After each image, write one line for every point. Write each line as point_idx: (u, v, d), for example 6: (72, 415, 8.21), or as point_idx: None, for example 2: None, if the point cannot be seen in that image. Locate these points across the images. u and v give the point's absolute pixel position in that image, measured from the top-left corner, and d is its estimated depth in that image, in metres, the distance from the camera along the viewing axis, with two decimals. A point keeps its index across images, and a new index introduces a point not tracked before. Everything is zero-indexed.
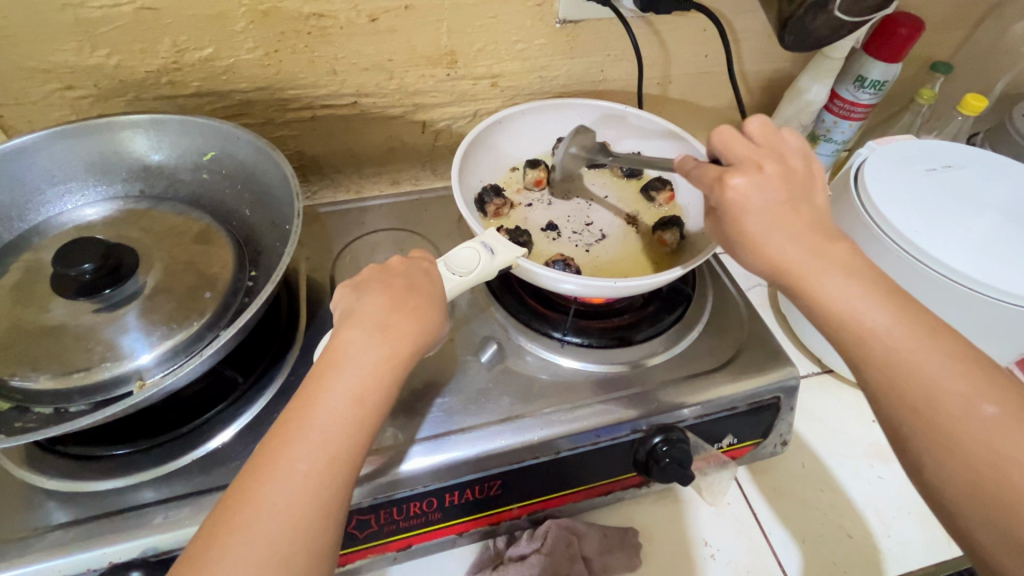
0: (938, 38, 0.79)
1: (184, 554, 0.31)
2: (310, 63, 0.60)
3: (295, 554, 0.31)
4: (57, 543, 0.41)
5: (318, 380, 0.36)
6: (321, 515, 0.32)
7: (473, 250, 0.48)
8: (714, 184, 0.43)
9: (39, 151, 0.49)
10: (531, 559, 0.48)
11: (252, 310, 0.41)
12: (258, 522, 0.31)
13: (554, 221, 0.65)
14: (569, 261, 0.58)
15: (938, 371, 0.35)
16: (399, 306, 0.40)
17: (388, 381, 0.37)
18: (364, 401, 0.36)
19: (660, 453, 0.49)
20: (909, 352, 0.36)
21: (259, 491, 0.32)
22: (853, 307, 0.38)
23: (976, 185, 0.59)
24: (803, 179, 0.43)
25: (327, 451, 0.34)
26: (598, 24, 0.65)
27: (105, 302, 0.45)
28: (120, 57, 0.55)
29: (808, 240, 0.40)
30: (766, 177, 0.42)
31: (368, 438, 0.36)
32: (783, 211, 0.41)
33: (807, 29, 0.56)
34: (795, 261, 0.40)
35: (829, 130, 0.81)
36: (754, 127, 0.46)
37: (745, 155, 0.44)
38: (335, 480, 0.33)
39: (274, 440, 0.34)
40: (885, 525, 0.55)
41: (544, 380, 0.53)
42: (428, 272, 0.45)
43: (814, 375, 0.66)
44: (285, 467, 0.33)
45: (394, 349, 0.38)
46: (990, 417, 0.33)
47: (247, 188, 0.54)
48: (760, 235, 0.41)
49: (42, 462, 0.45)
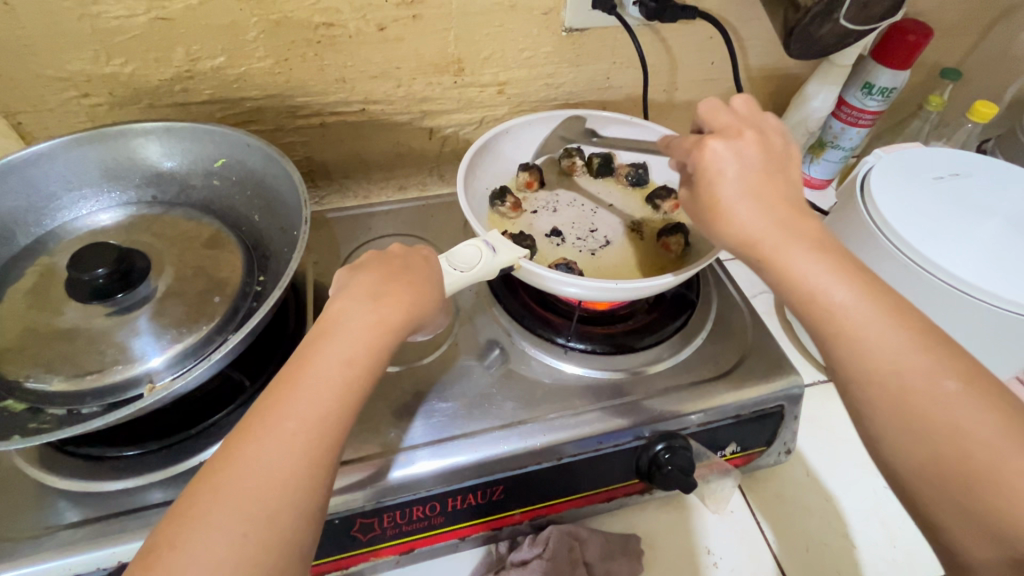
0: (949, 45, 0.79)
1: (173, 511, 0.32)
2: (319, 70, 0.61)
3: (281, 514, 0.32)
4: (68, 541, 0.42)
5: (310, 347, 0.37)
6: (306, 475, 0.33)
7: (474, 248, 0.49)
8: (694, 148, 0.45)
9: (56, 158, 0.51)
10: (533, 564, 0.48)
11: (259, 315, 0.42)
12: (244, 480, 0.32)
13: (559, 227, 0.65)
14: (572, 265, 0.58)
15: (904, 350, 0.36)
16: (392, 279, 0.41)
17: (379, 347, 0.38)
18: (353, 363, 0.36)
19: (662, 460, 0.49)
20: (874, 327, 0.37)
21: (246, 448, 0.33)
22: (821, 284, 0.38)
23: (983, 192, 0.59)
24: (780, 152, 0.45)
25: (316, 411, 0.34)
26: (603, 32, 0.66)
27: (117, 306, 0.46)
28: (134, 66, 0.56)
29: (777, 213, 0.41)
30: (743, 145, 0.44)
31: (357, 401, 0.36)
32: (754, 177, 0.43)
33: (813, 38, 0.56)
34: (766, 234, 0.40)
35: (837, 136, 0.81)
36: (738, 103, 0.48)
37: (726, 125, 0.46)
38: (323, 441, 0.34)
39: (267, 402, 0.35)
40: (890, 536, 0.55)
41: (547, 385, 0.53)
42: (426, 259, 0.45)
43: (820, 383, 0.66)
44: (274, 425, 0.34)
45: (387, 315, 0.39)
46: (952, 391, 0.34)
47: (257, 195, 0.55)
48: (729, 204, 0.42)
49: (55, 463, 0.46)
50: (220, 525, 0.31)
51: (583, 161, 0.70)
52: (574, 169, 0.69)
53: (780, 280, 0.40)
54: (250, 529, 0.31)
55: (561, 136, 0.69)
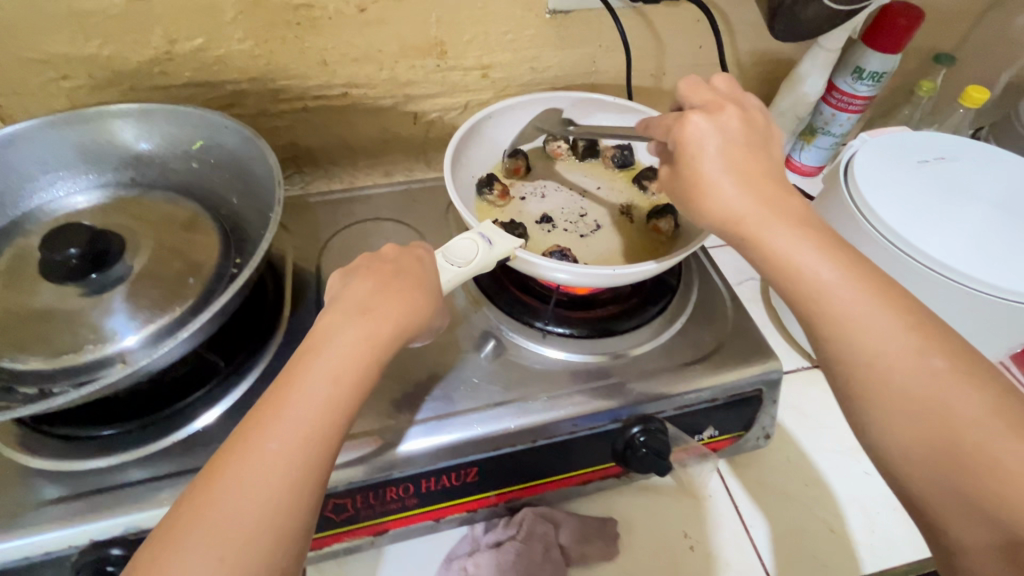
0: (942, 29, 0.78)
1: (153, 536, 0.31)
2: (300, 53, 0.61)
3: (259, 535, 0.31)
4: (42, 518, 0.42)
5: (299, 364, 0.36)
6: (289, 497, 0.32)
7: (469, 241, 0.49)
8: (676, 124, 0.45)
9: (32, 139, 0.50)
10: (507, 546, 0.49)
11: (228, 294, 0.42)
12: (224, 503, 0.31)
13: (549, 213, 0.64)
14: (566, 252, 0.58)
15: (886, 329, 0.35)
16: (384, 289, 0.41)
17: (368, 364, 0.37)
18: (341, 381, 0.36)
19: (638, 443, 0.49)
20: (861, 306, 0.36)
21: (229, 470, 0.32)
22: (807, 262, 0.38)
23: (967, 176, 0.58)
24: (762, 129, 0.45)
25: (301, 430, 0.34)
26: (587, 15, 0.65)
27: (91, 286, 0.46)
28: (112, 47, 0.56)
29: (760, 191, 0.41)
30: (726, 119, 0.44)
31: (344, 419, 0.35)
32: (736, 153, 0.43)
33: (798, 19, 0.56)
34: (749, 213, 0.41)
35: (828, 122, 0.80)
36: (720, 81, 0.49)
37: (709, 100, 0.46)
38: (306, 463, 0.33)
39: (252, 421, 0.34)
40: (869, 521, 0.55)
41: (524, 368, 0.53)
42: (420, 259, 0.45)
43: (803, 369, 0.65)
44: (257, 445, 0.33)
45: (376, 330, 0.38)
46: (937, 368, 0.34)
47: (235, 178, 0.55)
48: (713, 179, 0.42)
49: (32, 443, 0.46)
50: (198, 545, 0.30)
51: (568, 144, 0.70)
52: (558, 153, 0.69)
53: (771, 265, 0.40)
54: (227, 551, 0.30)
55: (537, 128, 0.67)
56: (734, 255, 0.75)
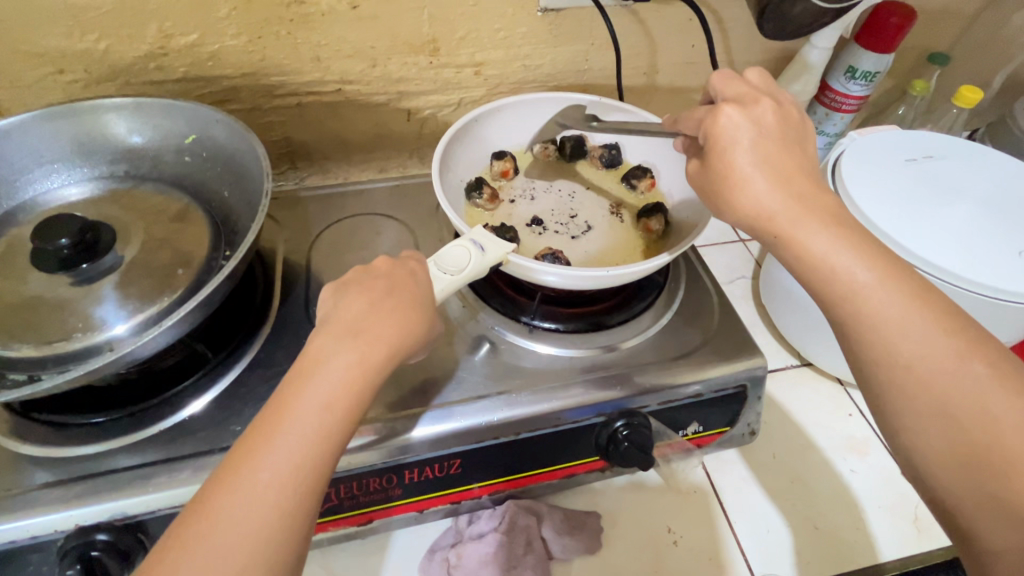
0: (937, 29, 0.78)
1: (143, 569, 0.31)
2: (293, 49, 0.62)
3: (259, 560, 0.31)
4: (29, 503, 0.43)
5: (292, 388, 0.36)
6: (282, 530, 0.32)
7: (462, 249, 0.48)
8: (707, 117, 0.45)
9: (27, 132, 0.51)
10: (487, 537, 0.49)
11: (215, 284, 0.42)
12: (216, 537, 0.31)
13: (539, 216, 0.64)
14: (558, 254, 0.57)
15: (918, 330, 0.36)
16: (378, 306, 0.40)
17: (362, 388, 0.37)
18: (333, 407, 0.36)
19: (620, 437, 0.49)
20: (897, 308, 0.36)
21: (221, 503, 0.32)
22: (841, 262, 0.38)
23: (955, 174, 0.58)
24: (796, 126, 0.45)
25: (294, 461, 0.34)
26: (579, 13, 0.66)
27: (82, 276, 0.46)
28: (108, 42, 0.57)
29: (794, 187, 0.41)
30: (759, 114, 0.44)
31: (337, 447, 0.35)
32: (771, 149, 0.42)
33: (787, 17, 0.56)
34: (781, 209, 0.40)
35: (821, 122, 0.80)
36: (754, 73, 0.48)
37: (743, 93, 0.45)
38: (299, 494, 0.33)
39: (244, 450, 0.34)
40: (854, 518, 0.55)
41: (509, 361, 0.54)
42: (414, 273, 0.44)
43: (791, 367, 0.66)
44: (249, 477, 0.33)
45: (371, 353, 0.38)
46: (980, 374, 0.34)
47: (226, 171, 0.55)
48: (745, 174, 0.42)
49: (21, 429, 0.47)
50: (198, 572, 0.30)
51: (555, 145, 0.69)
52: (546, 154, 0.69)
53: (802, 266, 0.40)
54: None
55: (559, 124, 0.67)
56: (725, 253, 0.76)
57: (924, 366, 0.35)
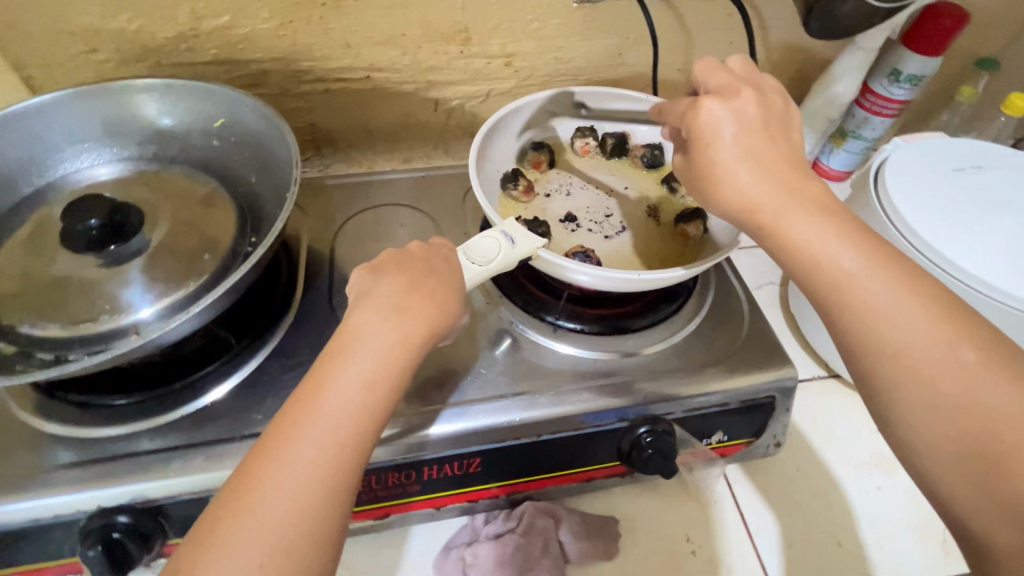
0: (988, 33, 0.74)
1: (189, 540, 0.31)
2: (324, 35, 0.61)
3: (299, 542, 0.31)
4: (53, 481, 0.43)
5: (330, 364, 0.36)
6: (328, 503, 0.32)
7: (493, 239, 0.47)
8: (689, 110, 0.43)
9: (59, 111, 0.51)
10: (506, 538, 0.48)
11: (241, 272, 0.42)
12: (262, 510, 0.31)
13: (573, 212, 0.63)
14: (590, 253, 0.56)
15: (913, 316, 0.34)
16: (416, 288, 0.40)
17: (401, 368, 0.37)
18: (374, 386, 0.35)
19: (644, 444, 0.48)
20: (887, 297, 0.35)
21: (265, 476, 0.32)
22: (827, 250, 0.37)
23: (1003, 187, 0.56)
24: (779, 116, 0.43)
25: (336, 437, 0.33)
26: (616, 6, 0.64)
27: (109, 257, 0.46)
28: (140, 22, 0.56)
29: (779, 180, 0.40)
30: (741, 105, 0.42)
31: (378, 424, 0.35)
32: (753, 143, 0.41)
33: (836, 15, 0.54)
34: (765, 199, 0.39)
35: (859, 126, 0.77)
36: (736, 61, 0.46)
37: (725, 84, 0.43)
38: (342, 469, 0.33)
39: (285, 424, 0.34)
40: (879, 537, 0.54)
41: (532, 360, 0.53)
42: (447, 258, 0.45)
43: (819, 379, 0.64)
44: (293, 451, 0.33)
45: (408, 332, 0.38)
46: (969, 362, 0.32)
47: (255, 156, 0.55)
48: (727, 167, 0.40)
49: (47, 407, 0.47)
50: (238, 554, 0.30)
51: (596, 141, 0.67)
52: (585, 150, 0.67)
53: (791, 256, 0.38)
54: (269, 559, 0.30)
55: (549, 111, 0.65)
56: (754, 258, 0.74)
57: (909, 354, 0.34)
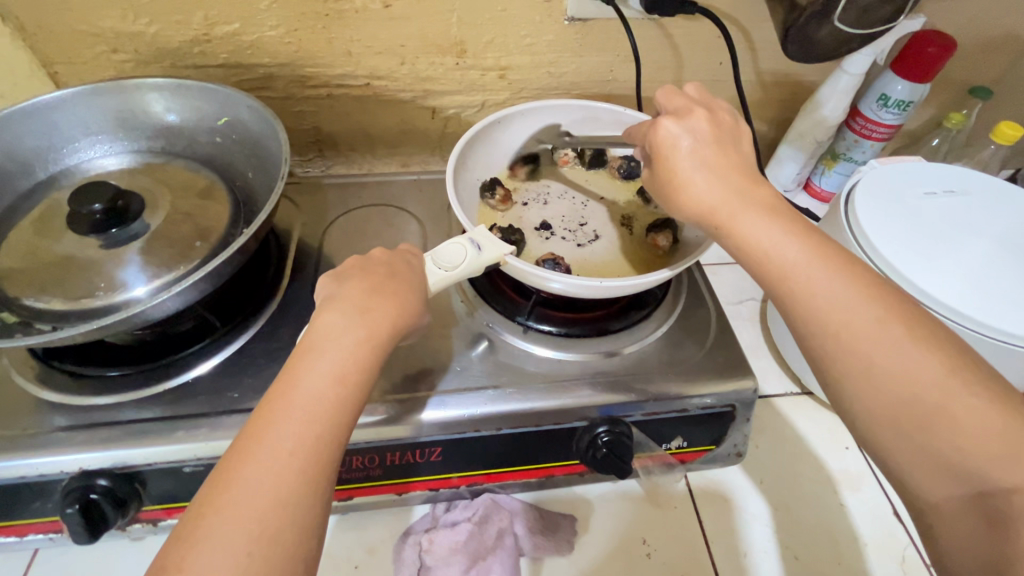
0: (980, 63, 0.75)
1: (175, 536, 0.32)
2: (328, 43, 0.65)
3: (285, 530, 0.32)
4: (40, 443, 0.46)
5: (301, 362, 0.38)
6: (309, 492, 0.34)
7: (458, 245, 0.50)
8: (649, 130, 0.45)
9: (77, 105, 0.56)
10: (461, 526, 0.50)
11: (223, 257, 0.45)
12: (245, 502, 0.32)
13: (548, 221, 0.65)
14: (559, 260, 0.58)
15: (861, 317, 0.35)
16: (379, 290, 0.43)
17: (370, 362, 0.39)
18: (345, 380, 0.38)
19: (600, 443, 0.50)
20: (834, 293, 0.36)
21: (245, 471, 0.33)
22: (772, 243, 0.38)
23: (974, 214, 0.56)
24: (732, 131, 0.45)
25: (312, 429, 0.35)
26: (607, 24, 0.67)
27: (110, 239, 0.50)
28: (158, 26, 0.61)
29: (731, 182, 0.42)
30: (695, 123, 0.44)
31: (352, 416, 0.37)
32: (710, 156, 0.43)
33: (811, 40, 0.55)
34: (719, 202, 0.41)
35: (850, 148, 0.78)
36: (690, 87, 0.49)
37: (682, 106, 0.46)
38: (320, 459, 0.35)
39: (262, 421, 0.35)
40: (837, 552, 0.54)
41: (499, 358, 0.54)
42: (410, 263, 0.47)
43: (789, 396, 0.64)
44: (271, 445, 0.34)
45: (375, 329, 0.40)
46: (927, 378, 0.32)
47: (253, 153, 0.58)
48: (686, 176, 0.42)
49: (44, 376, 0.51)
50: (223, 546, 0.31)
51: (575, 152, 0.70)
52: (564, 160, 0.70)
53: (745, 255, 0.40)
54: (255, 548, 0.31)
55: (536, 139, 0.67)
56: (734, 274, 0.75)
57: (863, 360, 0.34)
